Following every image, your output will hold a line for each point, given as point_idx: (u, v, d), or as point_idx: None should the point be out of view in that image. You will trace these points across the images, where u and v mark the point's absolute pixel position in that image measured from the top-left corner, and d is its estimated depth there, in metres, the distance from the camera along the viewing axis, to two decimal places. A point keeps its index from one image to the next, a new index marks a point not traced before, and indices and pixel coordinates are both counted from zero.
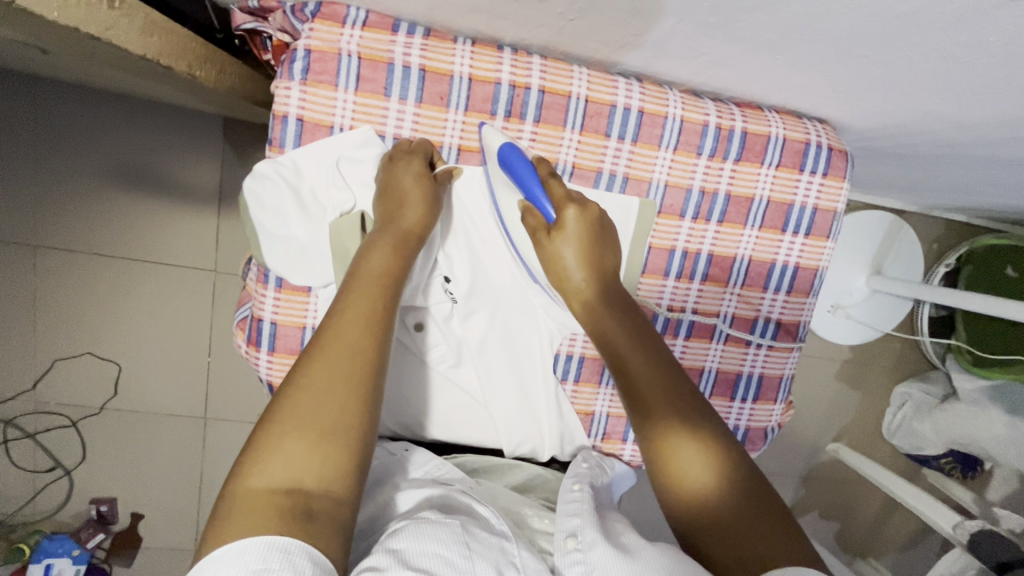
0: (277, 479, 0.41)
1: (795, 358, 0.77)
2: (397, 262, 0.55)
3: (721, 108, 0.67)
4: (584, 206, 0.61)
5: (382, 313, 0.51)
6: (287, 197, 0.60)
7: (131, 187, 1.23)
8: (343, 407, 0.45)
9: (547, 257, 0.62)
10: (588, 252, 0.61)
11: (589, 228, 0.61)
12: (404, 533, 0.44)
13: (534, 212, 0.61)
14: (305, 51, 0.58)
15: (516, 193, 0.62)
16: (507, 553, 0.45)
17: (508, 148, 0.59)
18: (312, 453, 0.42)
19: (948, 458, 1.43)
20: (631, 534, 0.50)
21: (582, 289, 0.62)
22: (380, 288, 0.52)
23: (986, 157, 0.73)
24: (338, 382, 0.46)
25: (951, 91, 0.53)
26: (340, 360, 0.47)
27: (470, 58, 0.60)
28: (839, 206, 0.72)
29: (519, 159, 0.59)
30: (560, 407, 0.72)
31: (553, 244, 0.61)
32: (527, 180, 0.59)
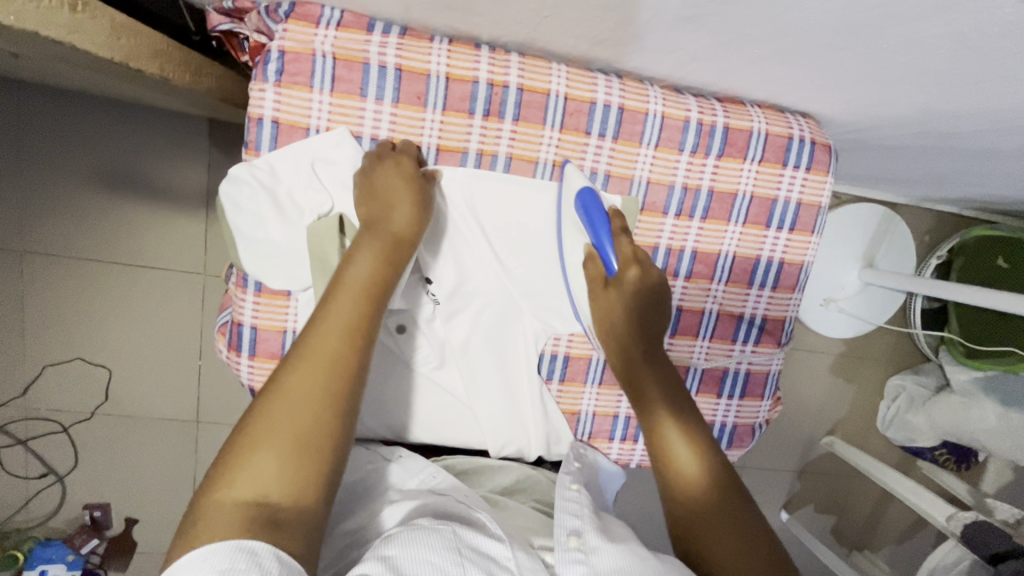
0: (243, 492, 0.40)
1: (781, 353, 0.77)
2: (384, 271, 0.54)
3: (702, 103, 0.66)
4: (648, 269, 0.63)
5: (361, 325, 0.50)
6: (263, 200, 0.59)
7: (118, 191, 1.22)
8: (317, 418, 0.45)
9: (600, 310, 0.65)
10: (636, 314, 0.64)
11: (643, 291, 0.63)
12: (396, 539, 0.43)
13: (597, 261, 0.65)
14: (279, 52, 0.57)
15: (583, 236, 0.66)
16: (499, 560, 0.45)
17: (588, 195, 0.62)
18: (281, 466, 0.42)
19: (942, 449, 1.43)
20: (629, 539, 0.51)
21: (627, 344, 0.64)
22: (363, 296, 0.52)
23: (970, 149, 0.72)
24: (314, 394, 0.45)
25: (931, 82, 0.53)
26: (317, 374, 0.46)
27: (447, 57, 0.60)
28: (823, 200, 0.71)
29: (599, 212, 0.62)
30: (546, 407, 0.71)
31: (609, 295, 0.64)
32: (601, 232, 0.62)
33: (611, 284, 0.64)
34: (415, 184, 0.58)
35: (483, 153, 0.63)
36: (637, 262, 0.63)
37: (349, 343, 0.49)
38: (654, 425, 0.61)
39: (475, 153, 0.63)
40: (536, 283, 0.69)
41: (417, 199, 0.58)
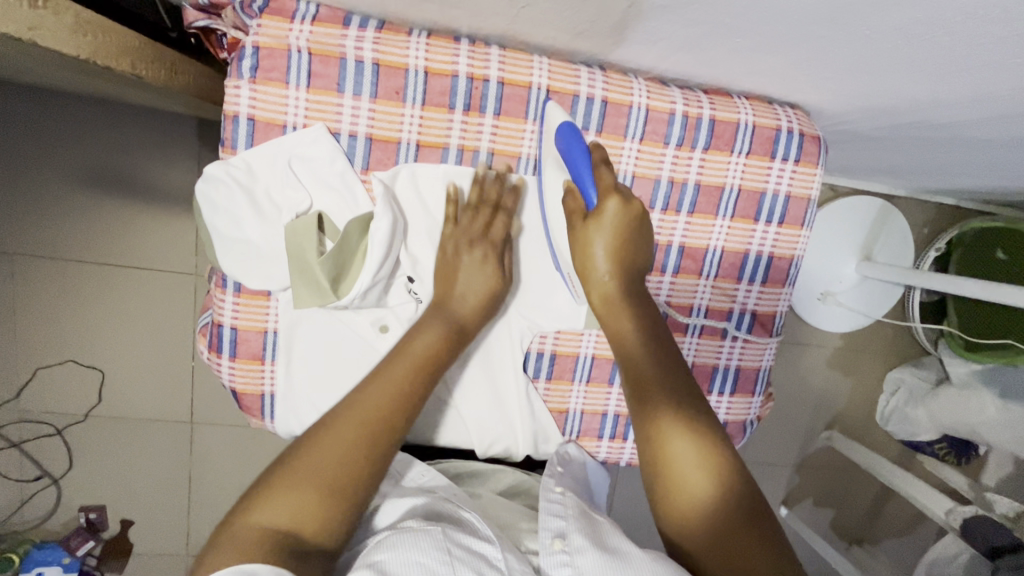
0: (278, 523, 0.44)
1: (772, 349, 0.75)
2: (441, 345, 0.59)
3: (688, 95, 0.65)
4: (627, 200, 0.60)
5: (415, 392, 0.55)
6: (240, 199, 0.58)
7: (107, 193, 1.21)
8: (356, 465, 0.49)
9: (580, 243, 0.61)
10: (618, 248, 0.61)
11: (623, 226, 0.61)
12: (385, 544, 0.43)
13: (575, 194, 0.60)
14: (253, 48, 0.56)
15: (562, 172, 0.61)
16: (489, 559, 0.44)
17: (566, 126, 0.59)
18: (318, 506, 0.46)
19: (942, 443, 1.41)
20: (616, 535, 0.50)
21: (606, 283, 0.62)
22: (423, 364, 0.56)
23: (963, 138, 0.71)
24: (359, 444, 0.50)
25: (916, 70, 0.52)
26: (371, 429, 0.51)
27: (425, 50, 0.58)
28: (813, 193, 0.70)
29: (577, 141, 0.58)
30: (532, 406, 0.71)
31: (586, 230, 0.60)
32: (581, 163, 0.59)
33: (590, 217, 0.60)
34: (490, 274, 0.63)
35: (464, 149, 0.62)
36: (618, 193, 0.60)
37: (403, 408, 0.53)
38: (649, 421, 0.58)
39: (457, 149, 0.62)
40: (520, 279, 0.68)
41: (488, 287, 0.63)
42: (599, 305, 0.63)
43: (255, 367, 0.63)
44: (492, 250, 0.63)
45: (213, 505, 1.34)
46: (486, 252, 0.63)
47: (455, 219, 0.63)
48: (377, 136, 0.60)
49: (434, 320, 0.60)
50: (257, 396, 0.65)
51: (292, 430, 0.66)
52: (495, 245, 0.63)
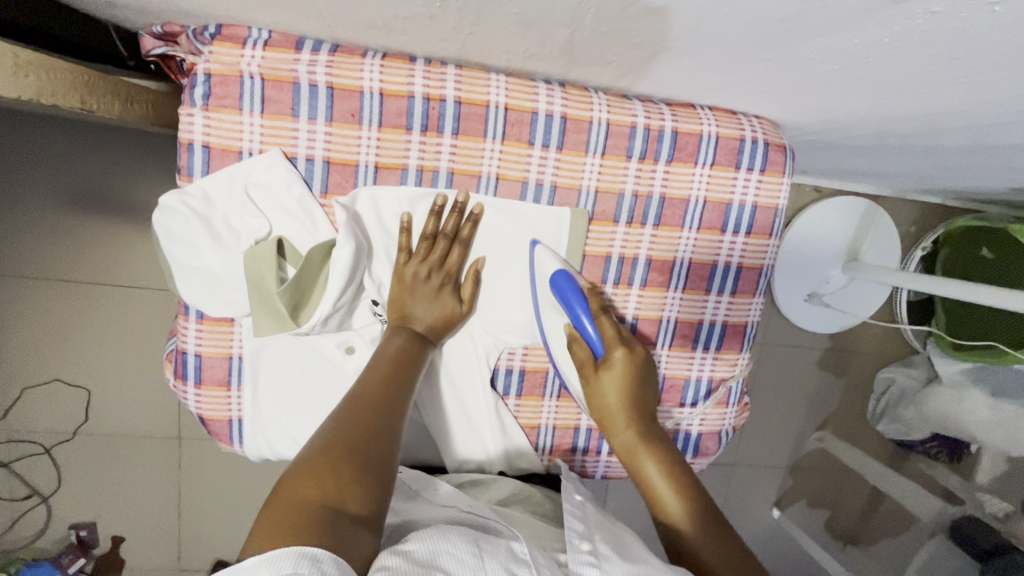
0: (319, 495, 0.42)
1: (746, 359, 0.75)
2: (414, 346, 0.61)
3: (650, 108, 0.65)
4: (633, 349, 0.65)
5: (403, 381, 0.57)
6: (197, 228, 0.58)
7: (84, 214, 1.17)
8: (372, 442, 0.49)
9: (594, 391, 0.65)
10: (630, 391, 0.64)
11: (632, 370, 0.64)
12: (415, 536, 0.42)
13: (581, 345, 0.65)
14: (205, 75, 0.56)
15: (562, 316, 0.66)
16: (520, 555, 0.42)
17: (560, 276, 0.63)
18: (349, 475, 0.45)
19: (934, 443, 1.40)
20: (642, 550, 0.49)
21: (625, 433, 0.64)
22: (410, 362, 0.59)
23: (933, 146, 0.70)
24: (370, 424, 0.51)
25: (869, 85, 0.51)
26: (368, 412, 0.52)
27: (380, 72, 0.58)
28: (780, 202, 0.69)
29: (572, 290, 0.63)
30: (503, 422, 0.70)
31: (599, 379, 0.64)
32: (578, 311, 0.63)
33: (601, 365, 0.64)
34: (443, 302, 0.64)
35: (423, 169, 0.62)
36: (624, 344, 0.64)
37: (395, 392, 0.55)
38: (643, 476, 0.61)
39: (416, 169, 0.61)
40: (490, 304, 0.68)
41: (443, 313, 0.64)
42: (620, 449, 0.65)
43: (221, 393, 0.63)
44: (448, 280, 0.64)
45: (203, 522, 1.34)
46: (444, 282, 0.64)
47: (409, 250, 0.64)
48: (334, 160, 0.60)
49: (400, 334, 0.61)
50: (225, 422, 0.64)
51: (262, 453, 0.66)
52: (451, 275, 0.64)
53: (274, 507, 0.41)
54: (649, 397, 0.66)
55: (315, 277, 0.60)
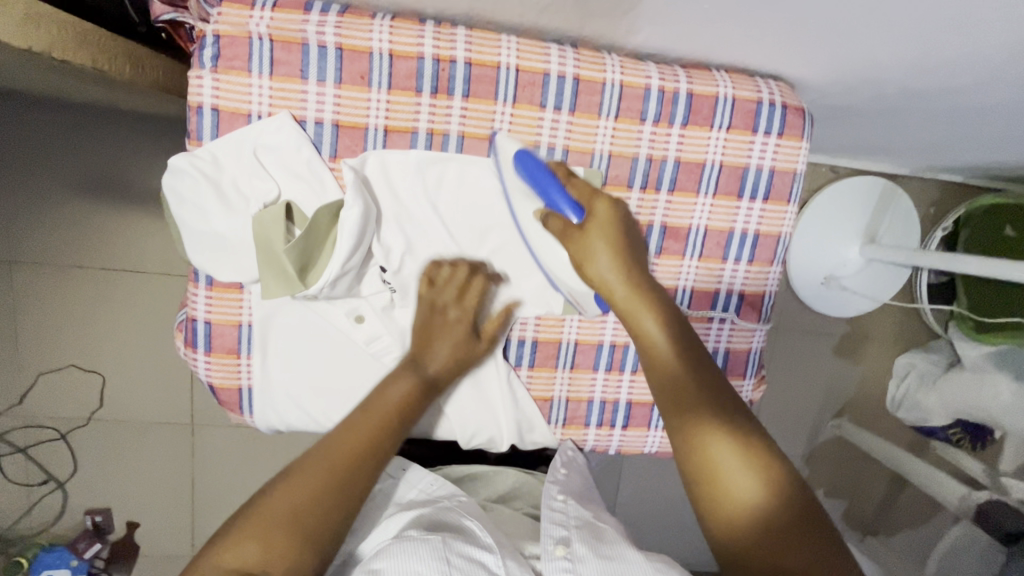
0: (245, 564, 0.49)
1: (764, 330, 0.73)
2: (411, 398, 0.60)
3: (663, 70, 0.63)
4: (615, 201, 0.62)
5: (378, 447, 0.57)
6: (206, 190, 0.57)
7: (102, 199, 1.21)
8: (320, 507, 0.52)
9: (584, 255, 0.60)
10: (619, 254, 0.61)
11: (616, 225, 0.61)
12: (385, 553, 0.50)
13: (557, 216, 0.60)
14: (215, 37, 0.55)
15: (534, 202, 0.62)
16: (489, 567, 0.51)
17: (523, 154, 0.60)
18: (281, 548, 0.49)
19: (956, 428, 1.37)
20: (617, 541, 0.55)
21: (620, 290, 0.60)
22: (391, 421, 0.59)
23: (959, 107, 0.68)
24: (326, 484, 0.54)
25: (894, 28, 0.49)
26: (326, 480, 0.54)
27: (389, 33, 0.57)
28: (798, 166, 0.67)
29: (538, 168, 0.59)
30: (515, 394, 0.69)
31: (586, 240, 0.60)
32: (548, 186, 0.59)
33: (585, 224, 0.60)
34: (459, 339, 0.63)
35: (433, 133, 0.61)
36: (601, 197, 0.61)
37: (366, 458, 0.56)
38: (695, 435, 0.54)
39: (426, 133, 0.61)
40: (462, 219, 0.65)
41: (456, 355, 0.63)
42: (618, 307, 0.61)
43: (231, 361, 0.62)
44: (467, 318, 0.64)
45: (217, 508, 1.35)
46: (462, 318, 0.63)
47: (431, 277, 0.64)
48: (344, 123, 0.59)
49: (408, 374, 0.61)
50: (235, 391, 0.64)
51: (272, 424, 0.66)
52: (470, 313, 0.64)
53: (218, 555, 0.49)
54: (641, 256, 0.63)
55: (322, 243, 0.59)
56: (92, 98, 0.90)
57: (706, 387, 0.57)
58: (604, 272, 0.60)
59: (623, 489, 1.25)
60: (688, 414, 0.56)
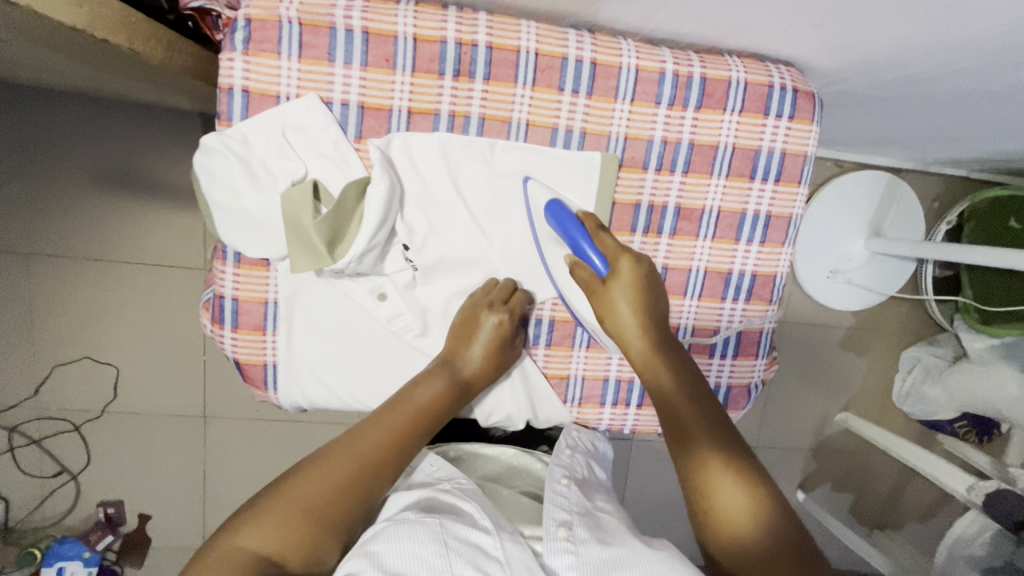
0: (266, 548, 0.50)
1: (775, 311, 0.74)
2: (440, 402, 0.63)
3: (677, 55, 0.65)
4: (638, 259, 0.64)
5: (405, 447, 0.60)
6: (236, 168, 0.59)
7: (119, 190, 1.22)
8: (340, 495, 0.55)
9: (607, 307, 0.64)
10: (638, 302, 0.64)
11: (640, 282, 0.64)
12: (381, 535, 0.51)
13: (583, 267, 0.64)
14: (246, 20, 0.57)
15: (562, 248, 0.66)
16: (487, 550, 0.52)
17: (555, 204, 0.63)
18: (304, 536, 0.51)
19: (962, 421, 1.38)
20: (617, 527, 0.56)
21: (639, 342, 0.65)
22: (415, 418, 0.61)
23: (965, 92, 0.69)
24: (347, 474, 0.56)
25: (903, 11, 0.51)
26: (354, 476, 0.56)
27: (413, 17, 0.59)
28: (809, 149, 0.69)
29: (569, 220, 0.62)
30: (531, 370, 0.71)
31: (610, 293, 0.64)
32: (577, 238, 0.62)
33: (607, 281, 0.63)
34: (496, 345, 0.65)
35: (455, 115, 0.63)
36: (625, 253, 0.64)
37: (390, 451, 0.59)
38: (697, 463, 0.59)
39: (448, 115, 0.63)
40: (484, 204, 0.66)
41: (490, 363, 0.66)
42: (634, 359, 0.66)
43: (257, 337, 0.64)
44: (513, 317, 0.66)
45: (229, 499, 1.36)
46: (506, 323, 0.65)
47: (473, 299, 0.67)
48: (369, 105, 0.61)
49: (443, 377, 0.64)
50: (260, 367, 0.65)
51: (296, 401, 0.67)
52: (515, 313, 0.66)
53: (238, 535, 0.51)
54: (662, 308, 0.66)
55: (348, 223, 0.61)
56: (114, 90, 0.93)
57: (708, 420, 0.62)
58: (626, 325, 0.64)
59: (632, 477, 1.26)
60: (689, 445, 0.61)
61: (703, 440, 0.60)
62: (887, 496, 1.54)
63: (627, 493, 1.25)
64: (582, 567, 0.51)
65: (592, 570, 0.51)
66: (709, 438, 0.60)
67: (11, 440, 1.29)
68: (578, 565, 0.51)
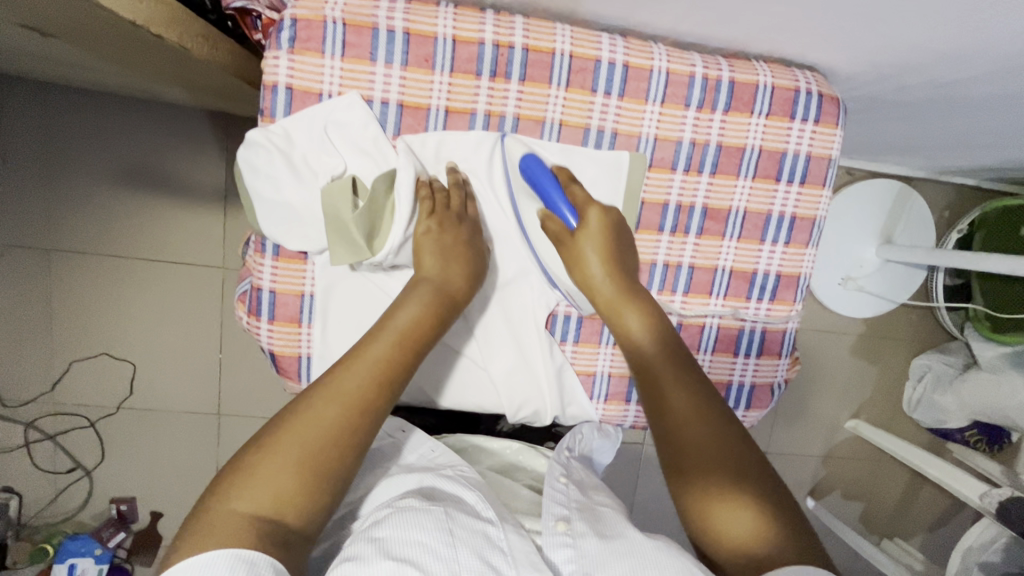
0: (256, 506, 0.45)
1: (798, 312, 0.75)
2: (425, 320, 0.59)
3: (707, 59, 0.67)
4: (606, 209, 0.66)
5: (396, 375, 0.55)
6: (279, 163, 0.61)
7: (142, 190, 1.24)
8: (332, 441, 0.49)
9: (575, 256, 0.65)
10: (609, 257, 0.65)
11: (608, 232, 0.65)
12: (387, 521, 0.48)
13: (555, 218, 0.66)
14: (291, 20, 0.59)
15: (536, 203, 0.68)
16: (492, 539, 0.50)
17: (529, 159, 0.64)
18: (302, 489, 0.47)
19: (973, 430, 1.39)
20: (617, 521, 0.53)
21: (605, 288, 0.65)
22: (403, 346, 0.56)
23: (986, 99, 0.71)
24: (334, 416, 0.50)
25: (933, 17, 0.52)
26: (345, 417, 0.50)
27: (453, 19, 0.61)
28: (833, 153, 0.71)
29: (541, 171, 0.64)
30: (559, 366, 0.71)
31: (576, 244, 0.65)
32: (548, 189, 0.64)
33: (576, 233, 0.65)
34: (467, 249, 0.64)
35: (491, 114, 0.64)
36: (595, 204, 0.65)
37: (378, 380, 0.53)
38: (697, 487, 0.54)
39: (483, 114, 0.64)
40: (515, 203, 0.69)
41: (467, 266, 0.63)
42: (601, 308, 0.66)
43: (293, 329, 0.65)
44: (474, 227, 0.65)
45: None
46: (463, 226, 0.64)
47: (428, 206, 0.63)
48: (407, 103, 0.63)
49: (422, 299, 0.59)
50: (294, 358, 0.66)
51: None
52: (474, 223, 0.66)
53: (223, 499, 0.45)
54: (632, 265, 0.68)
55: (382, 209, 0.64)
56: (144, 87, 0.94)
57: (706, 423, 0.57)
58: (591, 277, 0.65)
59: (643, 479, 1.27)
60: (685, 462, 0.56)
61: (701, 456, 0.55)
62: (897, 504, 1.54)
63: (639, 495, 1.26)
64: (580, 561, 0.50)
65: (591, 562, 0.49)
66: (707, 453, 0.56)
67: (27, 436, 1.29)
68: (576, 558, 0.50)
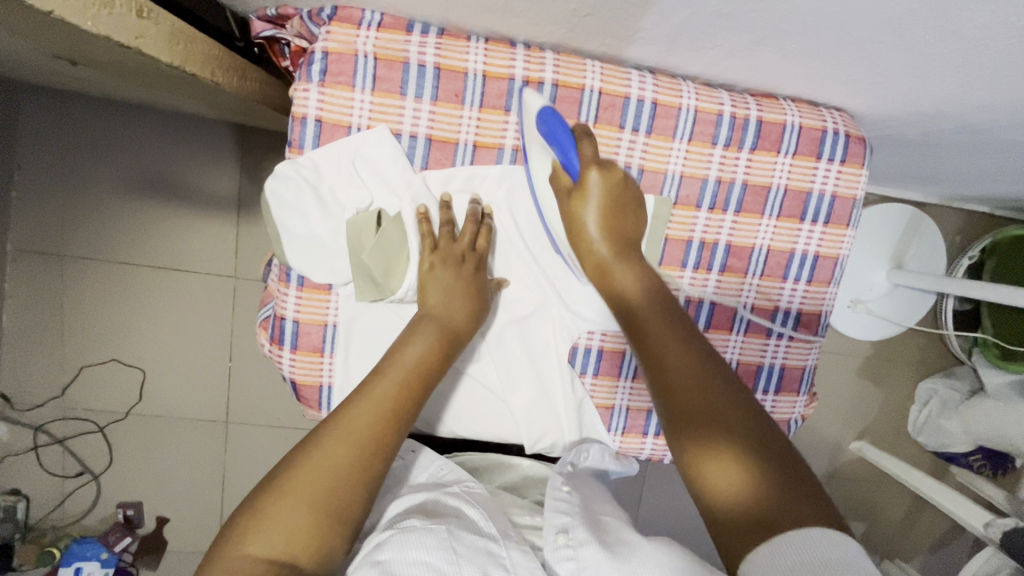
0: (269, 550, 0.44)
1: (818, 348, 0.75)
2: (432, 355, 0.58)
3: (736, 98, 0.67)
4: (610, 168, 0.61)
5: (404, 411, 0.54)
6: (307, 196, 0.62)
7: (155, 196, 1.24)
8: (344, 482, 0.49)
9: (573, 215, 0.61)
10: (609, 223, 0.61)
11: (611, 188, 0.61)
12: (389, 543, 0.46)
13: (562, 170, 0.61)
14: (323, 53, 0.59)
15: (547, 154, 0.62)
16: (496, 556, 0.48)
17: (546, 112, 0.59)
18: (312, 529, 0.46)
19: (977, 455, 1.38)
20: (622, 530, 0.52)
21: (599, 247, 0.61)
22: (410, 382, 0.56)
23: (1008, 142, 0.71)
24: (341, 455, 0.49)
25: (967, 73, 0.52)
26: (354, 459, 0.50)
27: (484, 55, 0.61)
28: (858, 194, 0.71)
29: (558, 124, 0.59)
30: (578, 399, 0.72)
31: (577, 204, 0.61)
32: (561, 142, 0.59)
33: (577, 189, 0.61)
34: (472, 286, 0.63)
35: (518, 149, 0.64)
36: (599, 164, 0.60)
37: (387, 420, 0.53)
38: (690, 435, 0.48)
39: (511, 149, 0.64)
40: (539, 238, 0.68)
41: (469, 303, 0.63)
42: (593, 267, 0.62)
43: (315, 359, 0.65)
44: (481, 263, 0.65)
45: None
46: (470, 263, 0.64)
47: (434, 239, 0.63)
48: (436, 137, 0.63)
49: (432, 334, 0.59)
50: (316, 387, 0.66)
51: None
52: (484, 258, 0.65)
53: (233, 546, 0.45)
54: (633, 224, 0.63)
55: (397, 253, 0.64)
56: (162, 100, 0.93)
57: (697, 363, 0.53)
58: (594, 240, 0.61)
59: (647, 500, 1.26)
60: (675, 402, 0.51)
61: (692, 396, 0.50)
62: (900, 526, 1.53)
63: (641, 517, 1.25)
64: (582, 571, 0.47)
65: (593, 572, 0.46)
66: (697, 389, 0.50)
67: (35, 439, 1.28)
68: (578, 570, 0.47)
